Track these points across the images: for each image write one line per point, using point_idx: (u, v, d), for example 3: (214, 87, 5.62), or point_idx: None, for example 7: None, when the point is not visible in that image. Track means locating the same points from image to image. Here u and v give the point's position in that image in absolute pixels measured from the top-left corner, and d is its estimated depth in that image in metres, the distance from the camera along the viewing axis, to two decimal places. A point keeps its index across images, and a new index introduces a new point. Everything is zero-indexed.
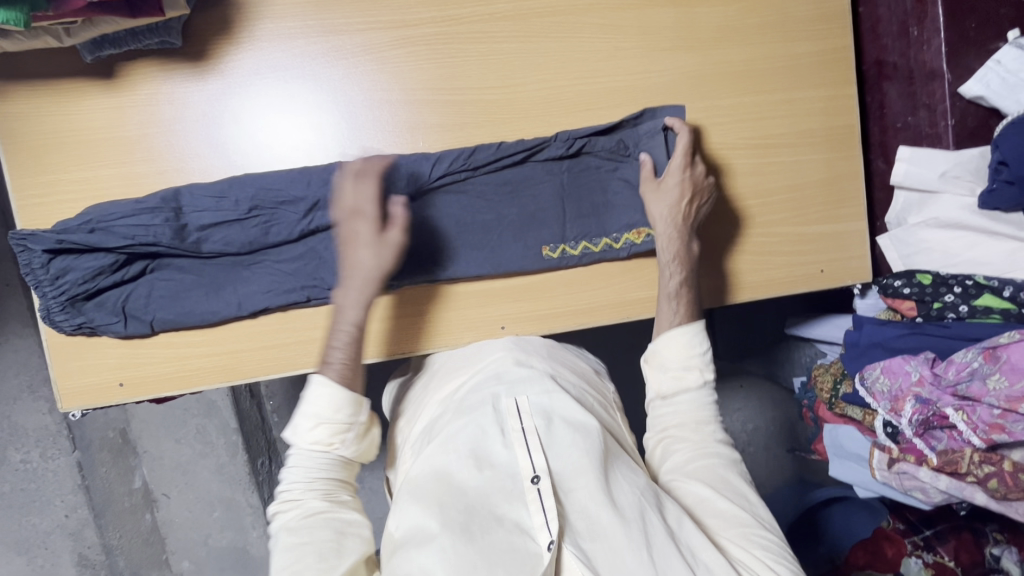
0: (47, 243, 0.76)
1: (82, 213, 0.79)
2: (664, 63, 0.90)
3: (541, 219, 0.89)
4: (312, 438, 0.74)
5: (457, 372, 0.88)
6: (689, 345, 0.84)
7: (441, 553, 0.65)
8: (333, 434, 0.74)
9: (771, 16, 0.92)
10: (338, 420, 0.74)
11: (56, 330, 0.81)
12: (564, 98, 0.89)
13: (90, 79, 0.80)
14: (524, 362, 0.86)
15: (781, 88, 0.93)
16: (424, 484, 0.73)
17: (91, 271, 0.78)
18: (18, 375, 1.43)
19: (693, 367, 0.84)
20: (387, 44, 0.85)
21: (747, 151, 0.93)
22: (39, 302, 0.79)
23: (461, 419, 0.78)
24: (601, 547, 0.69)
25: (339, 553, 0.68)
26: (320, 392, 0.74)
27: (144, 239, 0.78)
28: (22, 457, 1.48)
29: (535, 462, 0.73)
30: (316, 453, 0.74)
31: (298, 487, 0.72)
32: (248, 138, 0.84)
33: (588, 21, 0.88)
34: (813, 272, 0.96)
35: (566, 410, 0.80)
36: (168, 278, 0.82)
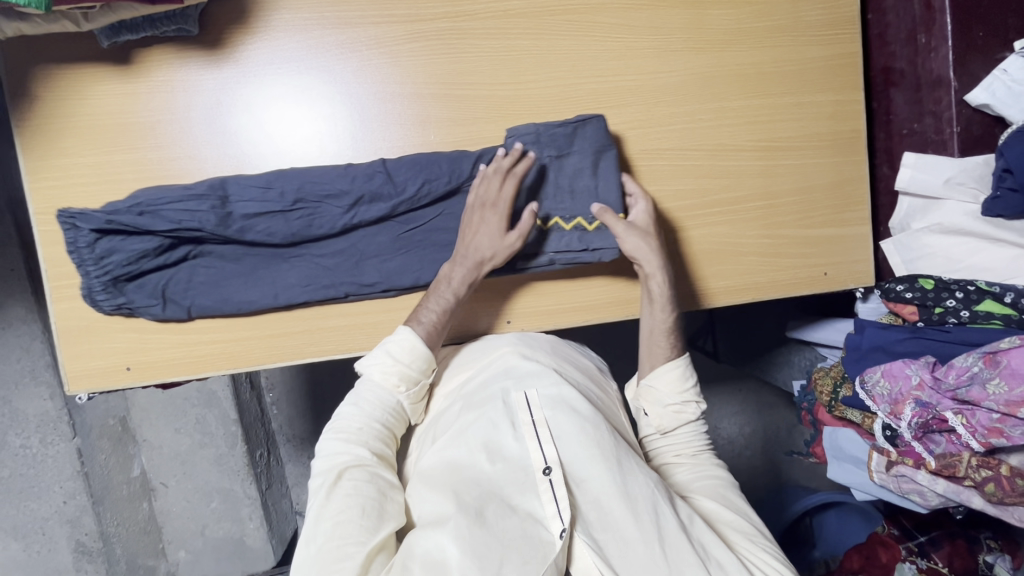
0: (96, 222, 0.76)
1: (132, 194, 0.79)
2: (674, 64, 0.91)
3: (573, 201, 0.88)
4: (383, 378, 0.81)
5: (465, 364, 0.90)
6: (682, 379, 0.90)
7: (455, 534, 0.67)
8: (404, 379, 0.82)
9: (781, 20, 0.92)
10: (412, 370, 0.82)
11: (95, 309, 0.81)
12: (575, 97, 0.90)
13: (106, 64, 0.80)
14: (531, 356, 0.87)
15: (790, 92, 0.94)
16: (440, 474, 0.75)
17: (134, 254, 0.79)
18: (19, 360, 1.42)
19: (687, 399, 0.89)
20: (401, 37, 0.86)
21: (755, 153, 0.94)
22: (82, 280, 0.79)
23: (474, 413, 0.80)
24: (612, 535, 0.71)
25: (381, 513, 0.71)
26: (406, 340, 0.82)
27: (190, 224, 0.78)
28: (22, 443, 1.46)
29: (546, 453, 0.76)
30: (383, 393, 0.81)
31: (353, 430, 0.77)
32: (260, 126, 0.84)
33: (600, 20, 0.89)
34: (816, 275, 0.97)
35: (575, 401, 0.81)
36: (210, 265, 0.83)
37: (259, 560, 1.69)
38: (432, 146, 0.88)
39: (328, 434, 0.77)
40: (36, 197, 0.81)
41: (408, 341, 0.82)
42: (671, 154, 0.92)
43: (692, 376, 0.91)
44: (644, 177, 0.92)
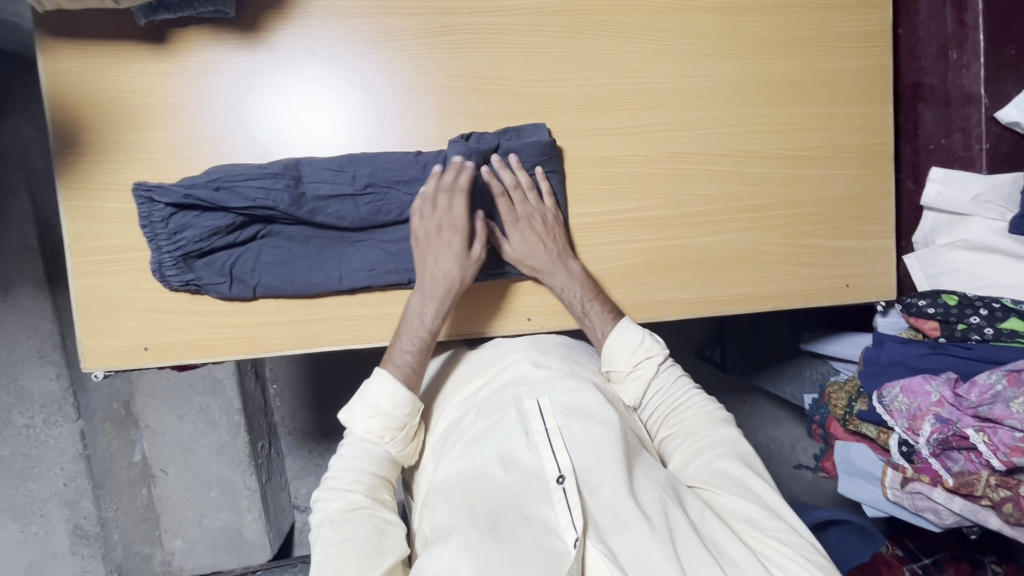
0: (173, 197, 0.78)
1: (208, 170, 0.80)
2: (705, 68, 0.91)
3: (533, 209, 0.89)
4: (368, 429, 0.80)
5: (482, 368, 0.89)
6: (628, 347, 0.88)
7: (470, 555, 0.66)
8: (386, 429, 0.80)
9: (814, 30, 0.93)
10: (394, 417, 0.80)
11: (163, 284, 0.82)
12: (605, 96, 0.89)
13: (141, 42, 0.80)
14: (543, 362, 0.87)
15: (819, 102, 0.94)
16: (453, 489, 0.74)
17: (208, 230, 0.80)
18: (27, 339, 1.41)
19: (639, 362, 0.89)
20: (434, 30, 0.86)
21: (781, 161, 0.94)
22: (153, 254, 0.80)
23: (488, 421, 0.79)
24: (627, 540, 0.70)
25: (381, 551, 0.71)
26: (383, 386, 0.80)
27: (264, 202, 0.79)
28: (25, 423, 1.43)
29: (559, 462, 0.75)
30: (368, 445, 0.79)
31: (347, 480, 0.77)
32: (288, 111, 0.84)
33: (634, 22, 0.89)
34: (838, 286, 0.96)
35: (589, 405, 0.80)
36: (277, 246, 0.84)
37: (256, 553, 1.67)
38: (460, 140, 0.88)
39: (323, 483, 0.78)
40: (63, 171, 0.80)
41: (385, 390, 0.80)
42: (698, 158, 0.92)
43: (639, 337, 0.89)
44: (670, 180, 0.92)
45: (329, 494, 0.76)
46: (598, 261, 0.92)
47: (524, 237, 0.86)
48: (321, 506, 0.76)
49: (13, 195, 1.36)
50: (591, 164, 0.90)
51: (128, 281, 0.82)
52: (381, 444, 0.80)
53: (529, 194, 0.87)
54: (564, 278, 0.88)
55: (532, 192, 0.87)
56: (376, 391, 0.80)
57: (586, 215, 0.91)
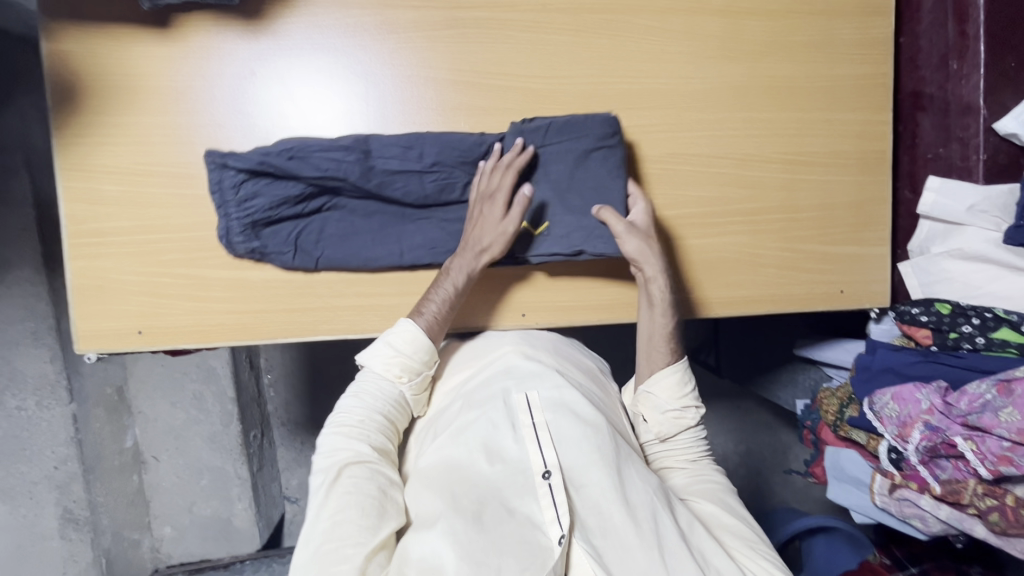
0: (248, 163, 0.80)
1: (280, 140, 0.82)
2: (707, 71, 0.91)
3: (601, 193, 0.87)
4: (386, 369, 0.82)
5: (470, 360, 0.90)
6: (681, 384, 0.89)
7: (450, 535, 0.68)
8: (404, 371, 0.82)
9: (815, 36, 0.93)
10: (412, 361, 0.82)
11: (227, 251, 0.83)
12: (606, 95, 0.90)
13: (144, 26, 0.80)
14: (533, 357, 0.87)
15: (819, 107, 0.94)
16: (437, 477, 0.75)
17: (278, 198, 0.82)
18: (22, 320, 1.40)
19: (688, 406, 0.89)
20: (438, 23, 0.86)
21: (780, 166, 0.94)
22: (222, 221, 0.81)
23: (473, 413, 0.80)
24: (611, 541, 0.72)
25: (380, 511, 0.70)
26: (407, 331, 0.82)
27: (336, 173, 0.82)
28: (18, 404, 1.42)
29: (546, 457, 0.75)
30: (384, 385, 0.81)
31: (358, 423, 0.77)
32: (291, 100, 0.84)
33: (637, 22, 0.89)
34: (833, 292, 0.97)
35: (577, 404, 0.81)
36: (341, 219, 0.86)
37: (245, 543, 1.73)
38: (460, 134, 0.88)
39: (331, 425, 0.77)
40: (61, 152, 0.80)
41: (409, 334, 0.82)
42: (697, 160, 0.92)
43: (691, 380, 0.90)
44: (669, 181, 0.92)
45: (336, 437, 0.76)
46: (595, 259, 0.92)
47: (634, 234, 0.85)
48: (325, 448, 0.75)
49: (13, 177, 1.36)
50: None
51: (124, 264, 0.82)
52: (396, 383, 0.82)
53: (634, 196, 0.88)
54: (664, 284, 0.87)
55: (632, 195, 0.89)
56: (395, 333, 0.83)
57: None
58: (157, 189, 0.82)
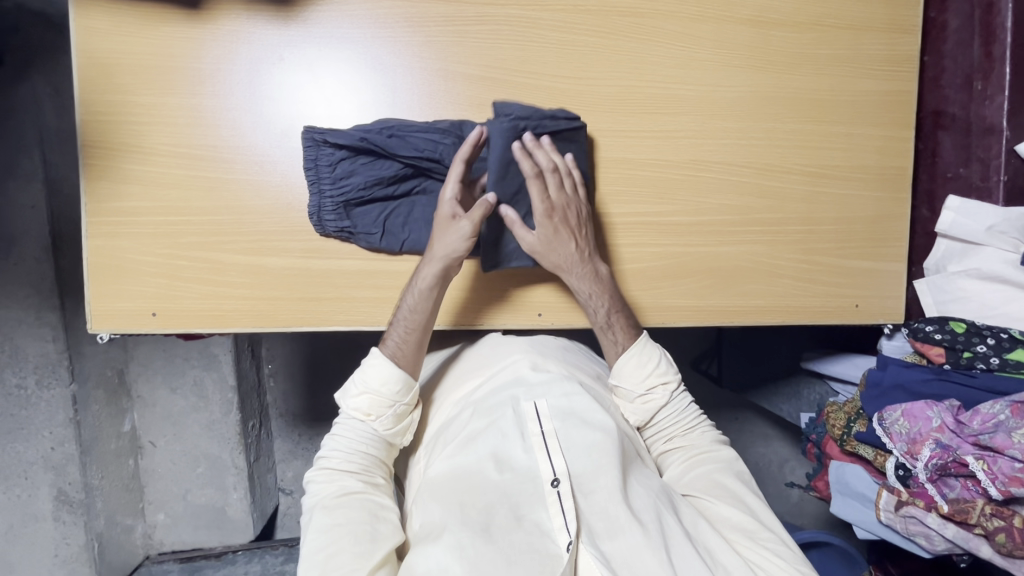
0: (349, 139, 0.82)
1: (380, 119, 0.85)
2: (733, 79, 0.91)
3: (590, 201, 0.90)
4: (356, 406, 0.81)
5: (480, 368, 0.89)
6: (642, 366, 0.88)
7: (461, 551, 0.68)
8: (375, 406, 0.81)
9: (842, 50, 0.93)
10: (383, 395, 0.81)
11: (317, 229, 0.84)
12: (632, 99, 0.90)
13: (174, 7, 0.80)
14: (542, 366, 0.86)
15: (843, 122, 0.94)
16: (444, 488, 0.75)
17: (373, 178, 0.84)
18: (26, 298, 1.39)
19: (653, 386, 0.88)
20: (469, 18, 0.85)
21: (800, 178, 0.94)
22: (314, 198, 0.83)
23: (482, 423, 0.79)
24: (619, 545, 0.71)
25: (373, 535, 0.72)
26: (375, 366, 0.81)
27: (431, 154, 0.84)
28: (18, 382, 1.41)
29: (554, 465, 0.75)
30: (357, 423, 0.81)
31: (338, 460, 0.79)
32: (318, 87, 0.84)
33: (666, 27, 0.89)
34: (847, 306, 0.97)
35: (586, 409, 0.80)
36: (428, 204, 0.88)
37: (238, 532, 1.72)
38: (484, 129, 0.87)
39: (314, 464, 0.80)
40: (84, 128, 0.79)
41: (374, 366, 0.81)
42: (719, 167, 0.92)
43: (654, 359, 0.89)
44: (689, 187, 0.92)
45: (320, 476, 0.79)
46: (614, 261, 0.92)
47: (554, 232, 0.84)
48: (312, 489, 0.78)
49: (24, 153, 1.35)
50: (613, 165, 0.90)
51: (142, 244, 0.81)
52: (367, 422, 0.81)
53: (565, 180, 0.85)
54: (588, 281, 0.87)
55: (569, 178, 0.85)
56: (368, 371, 0.82)
57: (605, 214, 0.91)
58: (178, 170, 0.82)
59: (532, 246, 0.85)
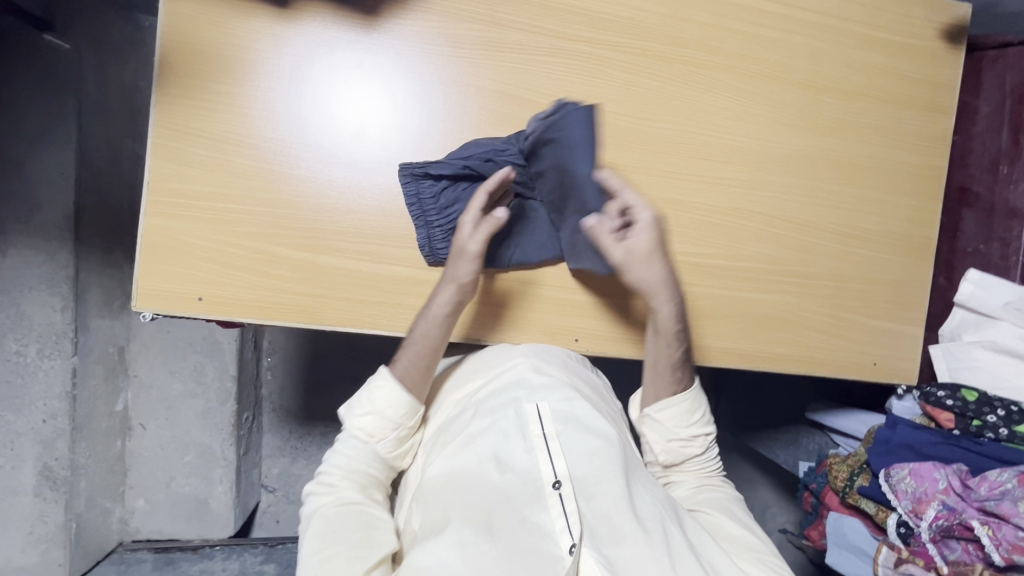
0: (451, 170, 0.85)
1: (469, 143, 0.87)
2: (782, 136, 0.96)
3: None
4: (361, 427, 0.84)
5: (477, 371, 0.90)
6: (689, 412, 0.92)
7: (462, 549, 0.68)
8: (379, 428, 0.84)
9: (883, 122, 0.99)
10: (388, 417, 0.84)
11: (427, 259, 0.87)
12: (687, 143, 0.94)
13: (263, 3, 0.81)
14: (544, 369, 0.86)
15: (878, 188, 0.99)
16: (443, 491, 0.75)
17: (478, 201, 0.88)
18: (40, 266, 1.37)
19: (696, 434, 0.92)
20: (544, 49, 0.89)
21: (835, 237, 0.99)
22: (424, 230, 0.86)
23: (485, 422, 0.80)
24: (623, 550, 0.71)
25: (370, 543, 0.73)
26: (382, 387, 0.85)
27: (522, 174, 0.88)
28: (17, 349, 1.37)
29: (556, 468, 0.75)
30: (359, 443, 0.84)
31: (338, 475, 0.81)
32: (392, 96, 0.86)
33: (725, 81, 0.94)
34: (867, 363, 1.01)
35: (587, 416, 0.81)
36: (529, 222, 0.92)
37: (218, 527, 1.68)
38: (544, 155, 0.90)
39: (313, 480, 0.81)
40: (157, 109, 0.80)
41: (382, 390, 0.85)
42: (761, 217, 0.96)
43: (700, 408, 0.92)
44: (732, 232, 0.96)
45: (318, 488, 0.80)
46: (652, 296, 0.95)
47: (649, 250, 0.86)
48: (311, 500, 0.79)
49: (63, 120, 1.35)
50: (662, 203, 0.94)
51: (198, 229, 0.81)
52: (370, 442, 0.84)
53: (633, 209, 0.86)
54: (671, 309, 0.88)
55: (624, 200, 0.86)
56: (375, 390, 0.85)
57: None
58: (244, 161, 0.82)
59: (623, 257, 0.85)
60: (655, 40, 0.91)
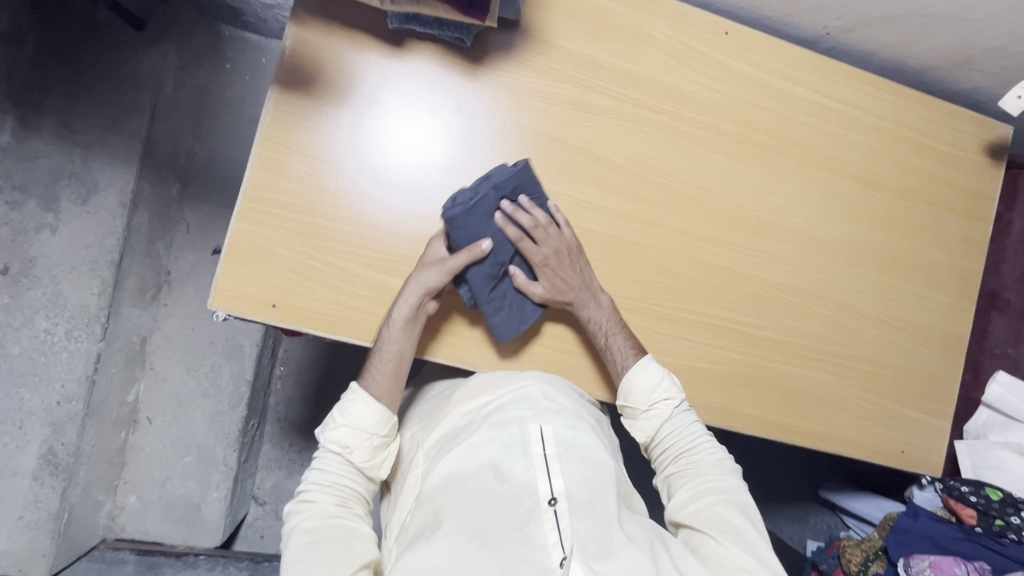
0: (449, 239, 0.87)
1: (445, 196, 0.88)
2: (833, 224, 1.02)
3: (694, 297, 0.98)
4: (334, 439, 0.84)
5: (481, 389, 0.91)
6: (646, 386, 0.90)
7: (454, 554, 0.71)
8: (354, 439, 0.84)
9: (925, 223, 1.06)
10: (362, 428, 0.84)
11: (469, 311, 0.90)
12: (746, 218, 0.99)
13: (380, 41, 0.87)
14: (552, 396, 0.88)
15: (916, 283, 1.06)
16: (442, 498, 0.78)
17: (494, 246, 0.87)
18: (86, 248, 1.38)
19: (656, 403, 0.91)
20: (627, 115, 0.95)
21: (874, 324, 1.04)
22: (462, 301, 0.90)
23: (489, 435, 0.82)
24: (614, 566, 0.72)
25: (347, 554, 0.75)
26: (356, 401, 0.84)
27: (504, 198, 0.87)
28: (46, 327, 1.36)
29: (554, 486, 0.77)
30: (335, 454, 0.84)
31: (315, 489, 0.82)
32: (479, 140, 0.91)
33: (787, 167, 1.01)
34: (894, 450, 1.04)
35: (587, 444, 0.83)
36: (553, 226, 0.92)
37: (204, 536, 1.62)
38: (616, 212, 0.95)
39: (295, 494, 0.83)
40: (269, 122, 0.84)
41: (355, 400, 0.84)
42: (807, 296, 1.01)
43: (659, 377, 0.90)
44: (779, 307, 1.01)
45: (299, 504, 0.81)
46: (700, 358, 0.98)
47: (555, 277, 0.89)
48: (293, 516, 0.81)
49: (135, 112, 1.42)
50: (718, 271, 0.99)
51: (285, 238, 0.85)
52: (345, 454, 0.84)
53: (550, 229, 0.88)
54: (595, 308, 0.90)
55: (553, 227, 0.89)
56: (348, 406, 0.84)
57: (703, 312, 0.98)
58: (336, 180, 0.87)
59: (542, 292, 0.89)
60: (728, 122, 0.99)
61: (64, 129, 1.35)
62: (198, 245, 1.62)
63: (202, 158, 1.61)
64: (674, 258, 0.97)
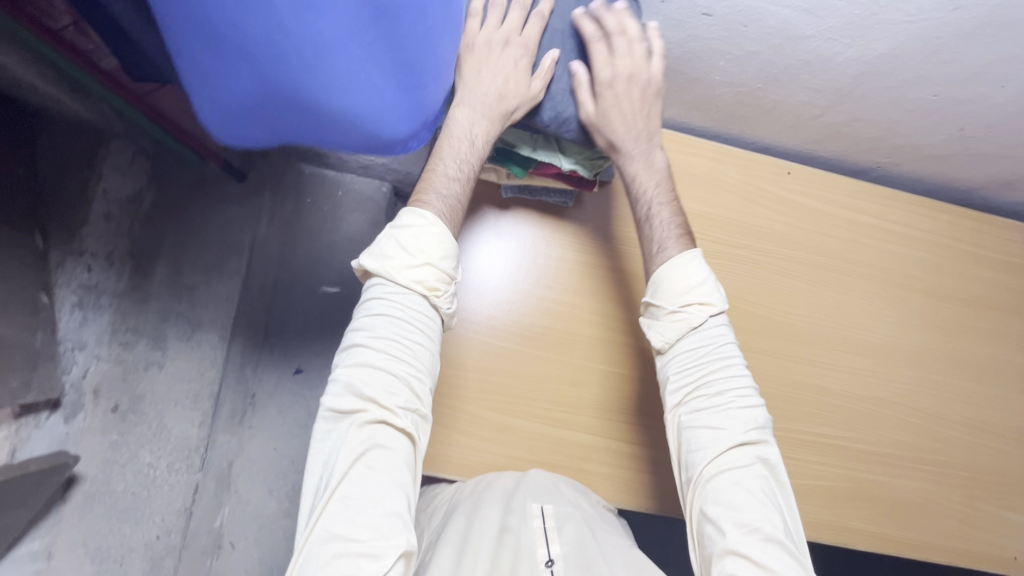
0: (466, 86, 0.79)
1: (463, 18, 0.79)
2: (907, 334, 1.10)
3: (793, 416, 1.03)
4: (416, 278, 0.76)
5: (476, 479, 0.91)
6: (684, 280, 0.85)
7: None
8: (437, 279, 0.77)
9: (994, 327, 1.13)
10: (444, 268, 0.77)
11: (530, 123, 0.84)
12: (829, 337, 1.07)
13: (495, 208, 1.01)
14: (549, 478, 0.89)
15: (997, 385, 1.11)
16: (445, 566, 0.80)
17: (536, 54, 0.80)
18: (188, 382, 1.48)
19: (688, 304, 0.85)
20: (710, 252, 1.06)
21: (963, 427, 1.08)
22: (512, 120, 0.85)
23: (482, 514, 0.84)
24: None
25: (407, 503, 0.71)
26: (431, 232, 0.76)
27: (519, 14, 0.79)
28: (150, 461, 1.42)
29: (550, 550, 0.81)
30: (419, 295, 0.76)
31: (377, 360, 0.73)
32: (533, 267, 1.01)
33: (859, 285, 1.10)
34: (1008, 557, 1.05)
35: (589, 515, 0.86)
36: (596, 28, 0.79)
37: None
38: None
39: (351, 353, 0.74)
40: None
41: (432, 235, 0.76)
42: (896, 405, 1.07)
43: (697, 275, 0.85)
44: (872, 419, 1.06)
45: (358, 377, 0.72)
46: (808, 477, 1.01)
47: (614, 105, 0.81)
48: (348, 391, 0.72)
49: (236, 254, 1.56)
50: (811, 389, 1.05)
51: None
52: (430, 298, 0.77)
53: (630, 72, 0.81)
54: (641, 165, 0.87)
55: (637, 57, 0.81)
56: (421, 240, 0.76)
57: (802, 430, 1.03)
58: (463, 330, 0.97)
59: (593, 114, 0.81)
60: (800, 250, 1.09)
61: (173, 275, 1.49)
62: (281, 368, 1.60)
63: (286, 284, 1.63)
64: (771, 380, 1.03)
